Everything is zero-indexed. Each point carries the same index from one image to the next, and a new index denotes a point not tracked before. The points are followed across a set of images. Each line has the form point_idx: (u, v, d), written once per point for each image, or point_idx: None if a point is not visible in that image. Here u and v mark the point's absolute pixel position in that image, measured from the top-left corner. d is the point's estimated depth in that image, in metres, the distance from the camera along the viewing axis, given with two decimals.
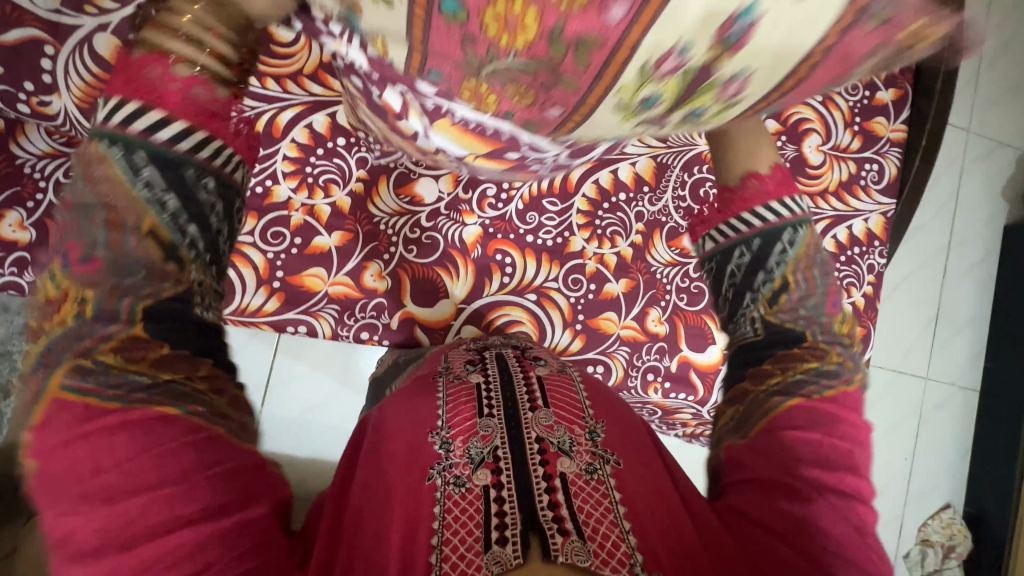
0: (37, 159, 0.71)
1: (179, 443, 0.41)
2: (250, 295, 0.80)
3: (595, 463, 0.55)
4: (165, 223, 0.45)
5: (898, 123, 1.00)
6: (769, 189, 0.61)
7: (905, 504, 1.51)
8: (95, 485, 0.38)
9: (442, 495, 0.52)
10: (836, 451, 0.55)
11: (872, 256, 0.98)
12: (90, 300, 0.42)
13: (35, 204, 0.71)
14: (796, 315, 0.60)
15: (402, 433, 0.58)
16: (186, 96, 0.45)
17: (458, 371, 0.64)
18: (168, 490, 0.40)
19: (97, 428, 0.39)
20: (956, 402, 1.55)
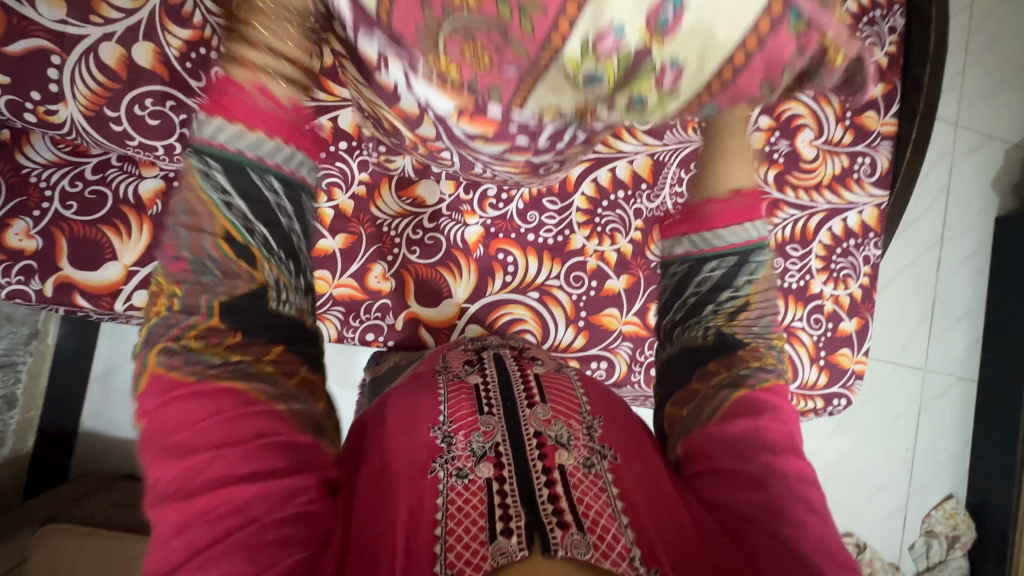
0: (42, 168, 0.73)
1: (239, 412, 0.46)
2: None
3: (593, 457, 0.55)
4: (237, 223, 0.48)
5: (888, 117, 1.02)
6: (742, 209, 0.60)
7: (907, 495, 1.52)
8: (177, 442, 0.44)
9: (446, 487, 0.51)
10: (781, 437, 0.57)
11: (867, 247, 1.00)
12: (179, 293, 0.47)
13: (41, 212, 0.72)
14: (748, 332, 0.62)
15: (401, 429, 0.58)
16: (247, 105, 0.47)
17: (457, 371, 0.64)
18: (228, 452, 0.45)
19: (178, 396, 0.45)
20: (954, 392, 1.56)
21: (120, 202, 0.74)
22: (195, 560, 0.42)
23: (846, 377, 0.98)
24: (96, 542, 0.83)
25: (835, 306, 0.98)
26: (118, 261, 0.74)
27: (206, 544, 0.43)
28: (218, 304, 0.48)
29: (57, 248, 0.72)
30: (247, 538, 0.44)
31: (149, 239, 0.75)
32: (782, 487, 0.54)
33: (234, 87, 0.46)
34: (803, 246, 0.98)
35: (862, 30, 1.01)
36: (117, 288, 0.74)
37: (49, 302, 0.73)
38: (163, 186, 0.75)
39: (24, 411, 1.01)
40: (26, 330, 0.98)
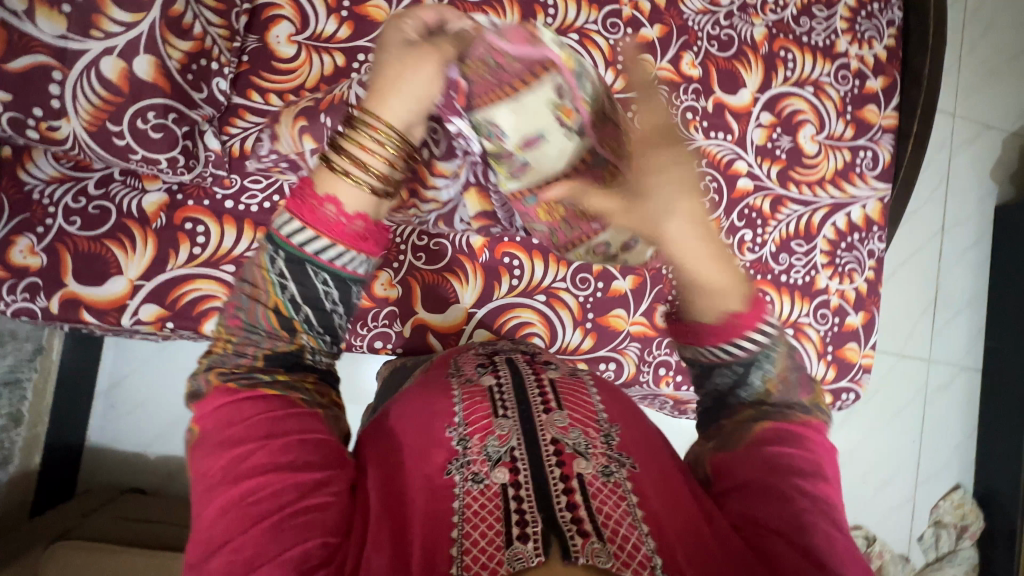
0: (45, 185, 0.72)
1: (285, 411, 0.52)
2: None
3: (611, 465, 0.54)
4: (287, 302, 0.53)
5: (889, 110, 1.02)
6: (731, 322, 0.59)
7: (915, 487, 1.52)
8: (232, 435, 0.50)
9: (461, 491, 0.51)
10: (810, 458, 0.57)
11: (872, 241, 1.00)
12: (232, 339, 0.54)
13: (45, 229, 0.71)
14: (778, 408, 0.60)
15: (416, 427, 0.58)
16: (320, 213, 0.52)
17: (472, 375, 0.64)
18: (271, 442, 0.50)
19: (238, 398, 0.52)
20: (959, 382, 1.56)
21: (124, 216, 0.74)
22: (244, 535, 0.46)
23: (855, 371, 0.98)
24: (105, 556, 0.81)
25: (842, 300, 0.98)
26: (124, 275, 0.74)
27: (246, 526, 0.47)
28: (263, 353, 0.54)
29: (61, 265, 0.72)
30: (276, 519, 0.47)
31: (154, 253, 0.74)
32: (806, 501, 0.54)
33: (317, 198, 0.52)
34: (808, 242, 0.98)
35: (860, 24, 1.01)
36: (123, 303, 0.74)
37: (55, 319, 0.73)
38: (167, 200, 0.75)
39: (30, 427, 1.00)
40: (31, 346, 0.97)
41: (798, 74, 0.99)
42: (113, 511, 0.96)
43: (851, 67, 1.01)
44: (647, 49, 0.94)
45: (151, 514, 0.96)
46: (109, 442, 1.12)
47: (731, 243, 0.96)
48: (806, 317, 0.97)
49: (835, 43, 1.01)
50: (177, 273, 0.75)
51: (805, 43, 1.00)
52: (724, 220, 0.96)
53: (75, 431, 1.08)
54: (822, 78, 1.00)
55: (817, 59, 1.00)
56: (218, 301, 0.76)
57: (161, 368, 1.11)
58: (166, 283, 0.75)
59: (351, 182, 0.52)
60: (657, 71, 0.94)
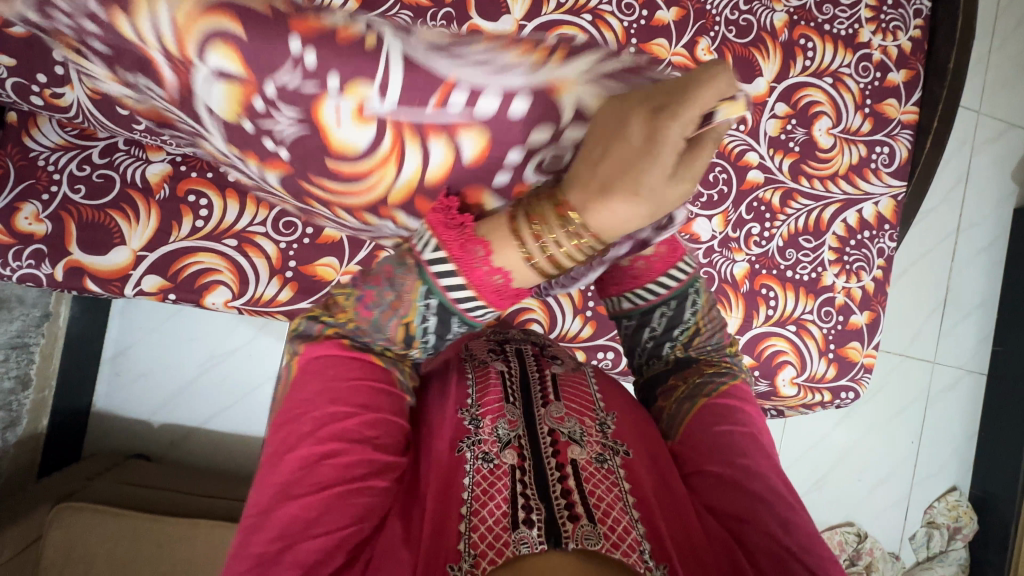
0: (49, 152, 0.72)
1: (384, 389, 0.55)
2: (263, 284, 0.78)
3: (606, 453, 0.55)
4: (415, 329, 0.56)
5: (910, 105, 0.99)
6: (670, 254, 0.67)
7: (911, 487, 1.52)
8: (336, 393, 0.53)
9: (471, 469, 0.52)
10: (750, 440, 0.59)
11: (882, 239, 0.98)
12: (351, 317, 0.56)
13: (50, 196, 0.72)
14: (703, 351, 0.67)
15: (432, 409, 0.59)
16: (489, 279, 0.53)
17: (483, 359, 0.64)
18: (363, 415, 0.53)
19: (349, 356, 0.55)
20: (962, 385, 1.55)
21: (128, 186, 0.74)
22: (314, 496, 0.48)
23: (856, 370, 0.97)
24: (106, 520, 0.83)
25: (848, 298, 0.97)
26: (127, 246, 0.74)
27: (317, 487, 0.49)
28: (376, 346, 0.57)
29: (66, 233, 0.72)
30: (344, 488, 0.49)
31: (157, 223, 0.75)
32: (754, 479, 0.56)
33: (484, 267, 0.53)
34: (816, 237, 0.96)
35: (885, 14, 0.98)
36: (126, 273, 0.74)
37: (59, 286, 0.73)
38: (170, 171, 0.75)
39: (38, 391, 1.02)
40: (38, 312, 0.98)
41: (817, 64, 0.96)
42: (116, 475, 0.97)
43: (872, 58, 0.98)
44: (661, 33, 0.91)
45: (150, 479, 0.98)
46: (114, 409, 1.14)
47: (738, 235, 0.94)
48: (810, 314, 0.96)
49: (858, 32, 0.97)
50: (180, 246, 0.75)
51: (826, 32, 0.96)
52: (731, 213, 0.94)
53: (82, 396, 1.11)
54: (842, 69, 0.97)
55: (838, 49, 0.97)
56: (220, 274, 0.76)
57: (167, 338, 1.13)
58: (170, 255, 0.75)
59: (524, 257, 0.53)
60: (671, 56, 0.92)
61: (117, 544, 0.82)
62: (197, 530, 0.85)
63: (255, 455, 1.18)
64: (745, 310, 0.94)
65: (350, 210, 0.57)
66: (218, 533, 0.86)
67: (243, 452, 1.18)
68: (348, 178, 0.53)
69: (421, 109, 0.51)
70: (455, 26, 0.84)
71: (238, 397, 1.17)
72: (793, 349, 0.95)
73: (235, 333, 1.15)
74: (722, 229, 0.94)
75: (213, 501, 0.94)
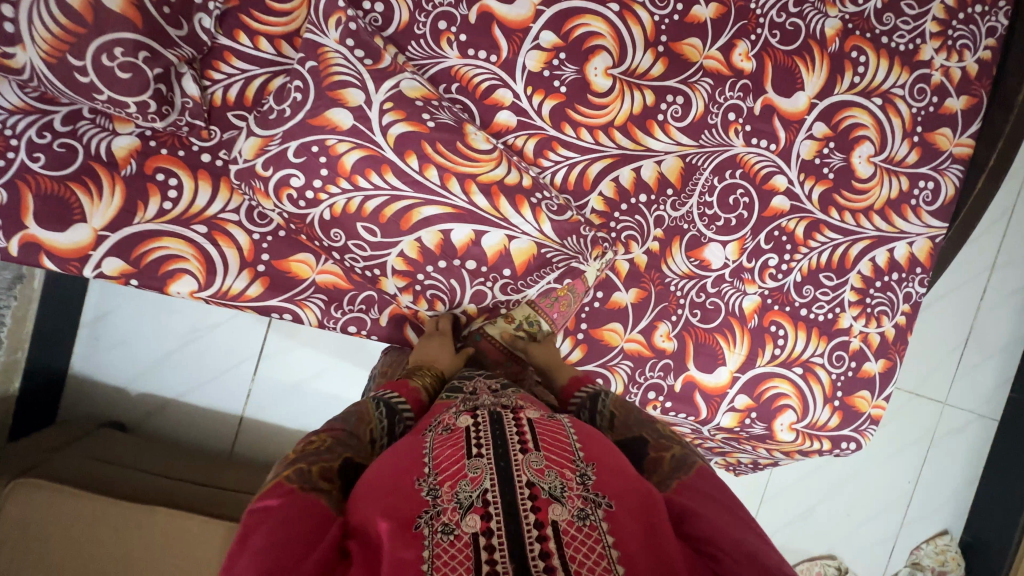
0: (8, 115, 0.67)
1: (317, 509, 0.51)
2: (231, 277, 0.73)
3: (587, 507, 0.49)
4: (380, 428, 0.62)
5: (965, 137, 0.89)
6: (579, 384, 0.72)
7: (900, 527, 1.47)
8: (271, 521, 0.49)
9: (430, 543, 0.46)
10: (715, 485, 0.57)
11: (911, 284, 0.90)
12: (323, 440, 0.58)
13: (7, 163, 0.67)
14: (639, 430, 0.65)
15: (390, 470, 0.53)
16: (408, 391, 0.67)
17: (448, 421, 0.58)
18: (288, 524, 0.49)
19: (288, 487, 0.52)
20: (972, 430, 1.47)
21: (91, 159, 0.68)
22: None
23: (861, 422, 0.90)
24: (64, 498, 0.82)
25: (863, 344, 0.89)
26: (87, 224, 0.69)
27: None
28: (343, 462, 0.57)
29: (22, 205, 0.67)
30: None
31: (121, 202, 0.69)
32: (740, 533, 0.51)
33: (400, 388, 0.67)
34: (838, 275, 0.88)
35: (954, 30, 0.87)
36: (86, 253, 0.69)
37: (14, 261, 0.68)
38: (139, 145, 0.70)
39: (10, 352, 0.99)
40: (9, 274, 0.94)
41: (868, 82, 0.86)
42: (86, 448, 0.96)
43: (931, 79, 0.87)
44: (695, 31, 0.82)
45: (121, 454, 0.97)
46: (91, 374, 1.12)
47: (752, 266, 0.87)
48: (819, 357, 0.88)
49: (919, 48, 0.87)
50: (144, 229, 0.70)
51: (884, 45, 0.86)
52: (749, 240, 0.86)
53: (59, 359, 1.09)
54: (895, 89, 0.87)
55: (893, 66, 0.86)
56: (185, 262, 0.71)
57: (148, 307, 1.10)
58: (132, 238, 0.70)
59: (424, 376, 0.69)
60: (704, 59, 0.83)
61: (74, 525, 0.81)
62: (155, 519, 0.83)
63: (230, 433, 1.15)
64: (750, 347, 0.87)
65: (443, 169, 0.70)
66: (178, 522, 0.84)
67: (218, 429, 1.15)
68: (461, 155, 0.71)
69: (532, 121, 0.80)
70: (464, 7, 0.76)
71: (215, 374, 1.14)
72: (796, 393, 0.88)
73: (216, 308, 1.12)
74: (736, 257, 0.86)
75: (178, 485, 0.92)
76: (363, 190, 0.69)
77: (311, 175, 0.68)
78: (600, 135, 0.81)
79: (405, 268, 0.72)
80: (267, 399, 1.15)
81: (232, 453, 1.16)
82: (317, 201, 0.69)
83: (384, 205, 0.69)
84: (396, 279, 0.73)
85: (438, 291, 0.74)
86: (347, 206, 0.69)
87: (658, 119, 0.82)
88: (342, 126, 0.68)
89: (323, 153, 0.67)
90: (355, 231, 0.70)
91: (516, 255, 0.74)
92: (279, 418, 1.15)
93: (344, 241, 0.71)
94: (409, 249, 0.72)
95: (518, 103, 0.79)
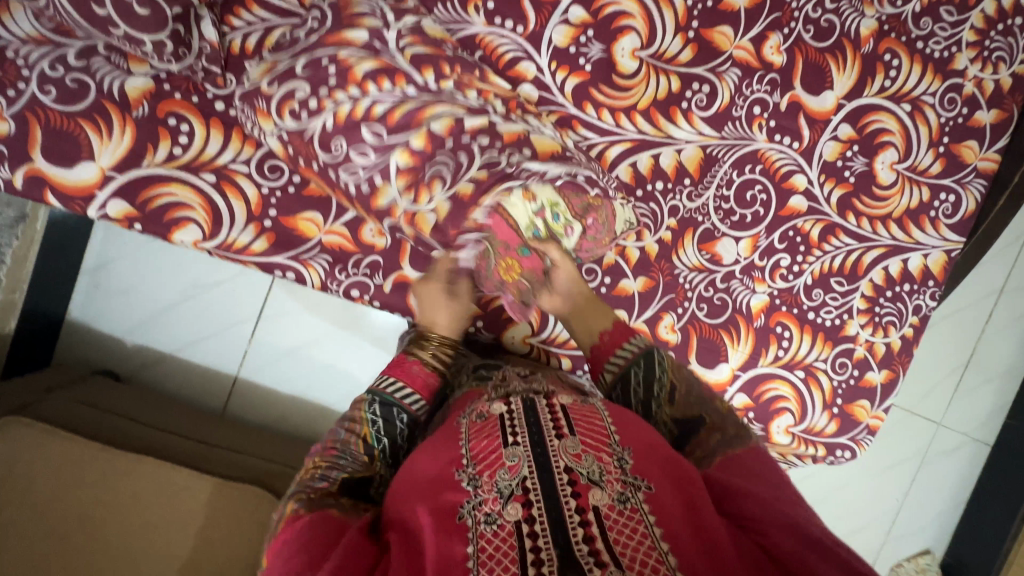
0: (20, 44, 0.65)
1: (326, 519, 0.56)
2: (237, 230, 0.72)
3: (627, 491, 0.52)
4: (373, 432, 0.67)
5: (991, 152, 0.87)
6: (613, 341, 0.73)
7: (883, 542, 1.47)
8: (292, 548, 0.53)
9: (475, 534, 0.49)
10: (759, 471, 0.61)
11: (922, 296, 0.88)
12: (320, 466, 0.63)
13: (17, 93, 0.65)
14: (691, 406, 0.68)
15: (431, 461, 0.57)
16: (412, 370, 0.73)
17: (482, 407, 0.62)
18: (308, 539, 0.53)
19: (298, 516, 0.56)
20: (964, 453, 1.46)
21: (103, 97, 0.67)
22: None
23: (858, 431, 0.89)
24: (56, 439, 0.83)
25: (868, 352, 0.88)
26: (95, 163, 0.67)
27: None
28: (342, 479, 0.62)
29: (30, 137, 0.66)
30: None
31: (131, 144, 0.68)
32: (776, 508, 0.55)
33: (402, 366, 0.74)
34: (849, 281, 0.87)
35: (991, 41, 0.85)
36: (91, 192, 0.68)
37: (19, 194, 0.67)
38: (153, 87, 0.68)
39: (8, 292, 0.97)
40: (12, 213, 0.92)
41: (898, 86, 0.84)
42: (77, 392, 0.95)
43: (963, 90, 0.85)
44: (728, 19, 0.80)
45: (114, 401, 0.96)
46: (90, 322, 1.12)
47: (763, 264, 0.85)
48: (822, 362, 0.87)
49: (954, 57, 0.85)
50: (153, 173, 0.69)
51: (918, 51, 0.84)
52: (762, 238, 0.85)
53: (56, 304, 1.08)
54: (925, 96, 0.85)
55: (926, 73, 0.84)
56: (191, 211, 0.70)
57: (149, 259, 1.09)
58: (140, 181, 0.69)
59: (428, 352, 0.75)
60: (734, 49, 0.81)
61: (63, 466, 0.81)
62: (141, 468, 0.84)
63: (224, 394, 1.15)
64: (754, 346, 0.86)
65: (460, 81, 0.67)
66: (165, 472, 0.84)
67: (211, 389, 1.15)
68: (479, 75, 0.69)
69: (552, 96, 0.78)
70: None
71: (212, 332, 1.13)
72: (795, 397, 0.87)
73: (219, 266, 1.10)
74: (747, 255, 0.85)
75: (168, 437, 0.93)
76: (373, 94, 0.61)
77: (318, 84, 0.61)
78: (621, 117, 0.80)
79: (409, 163, 0.62)
80: (262, 362, 1.14)
81: (224, 413, 1.16)
82: (320, 109, 0.61)
83: (394, 106, 0.62)
84: (400, 177, 0.62)
85: (447, 174, 0.62)
86: (354, 110, 0.61)
87: (682, 107, 0.81)
88: (356, 42, 0.62)
89: (333, 64, 0.61)
90: (359, 135, 0.61)
91: (539, 143, 0.66)
92: (274, 382, 1.15)
93: (347, 151, 0.62)
94: (417, 139, 0.62)
95: (541, 77, 0.78)
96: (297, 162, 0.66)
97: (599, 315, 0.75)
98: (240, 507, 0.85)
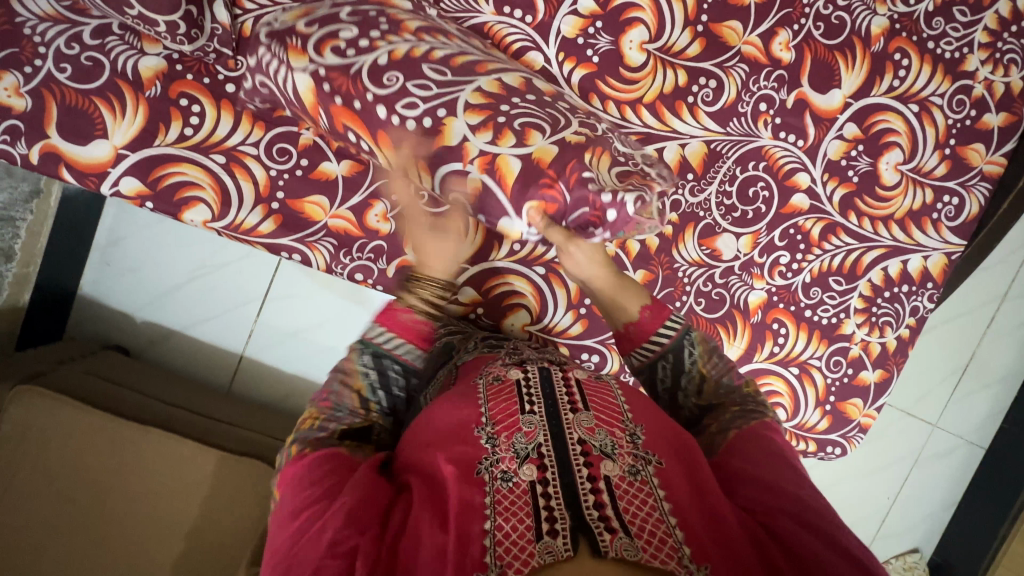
0: (38, 22, 0.67)
1: (335, 456, 0.61)
2: (245, 211, 0.73)
3: (637, 464, 0.55)
4: (366, 385, 0.70)
5: (997, 155, 0.87)
6: (648, 325, 0.71)
7: (873, 538, 1.49)
8: (304, 480, 0.59)
9: (492, 488, 0.53)
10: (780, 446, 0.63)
11: (919, 298, 0.89)
12: (320, 415, 0.66)
13: (33, 70, 0.67)
14: (718, 393, 0.71)
15: (451, 421, 0.60)
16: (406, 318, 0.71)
17: (498, 371, 0.66)
18: (319, 473, 0.59)
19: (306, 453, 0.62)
20: (959, 455, 1.47)
21: (117, 75, 0.68)
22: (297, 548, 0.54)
23: (849, 428, 0.91)
24: (63, 409, 0.85)
25: (863, 352, 0.89)
26: (108, 140, 0.69)
27: (297, 541, 0.54)
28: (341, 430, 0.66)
29: (46, 113, 0.67)
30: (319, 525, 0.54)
31: (143, 122, 0.69)
32: (789, 486, 0.58)
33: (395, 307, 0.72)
34: (848, 281, 0.87)
35: (1004, 43, 0.84)
36: (104, 170, 0.69)
37: (35, 169, 0.69)
38: (165, 68, 0.70)
39: (22, 266, 1.02)
40: (25, 187, 0.96)
41: (906, 87, 0.84)
42: (90, 365, 0.98)
43: (972, 92, 0.85)
44: (737, 14, 0.80)
45: (121, 373, 0.98)
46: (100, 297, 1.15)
47: (763, 261, 0.86)
48: (818, 360, 0.88)
49: (965, 58, 0.84)
50: (164, 152, 0.70)
51: (929, 51, 0.84)
52: (763, 236, 0.85)
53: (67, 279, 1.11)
54: (934, 97, 0.84)
55: (936, 74, 0.84)
56: (200, 191, 0.72)
57: (159, 237, 1.11)
58: (152, 159, 0.70)
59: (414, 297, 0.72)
60: (742, 44, 0.81)
61: (72, 435, 0.84)
62: (144, 440, 0.86)
63: (228, 372, 1.18)
64: (749, 341, 0.87)
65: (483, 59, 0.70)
66: (167, 445, 0.86)
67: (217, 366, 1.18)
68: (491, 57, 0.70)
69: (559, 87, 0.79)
70: None
71: (219, 311, 1.15)
72: (788, 392, 0.89)
73: (226, 247, 1.12)
74: (747, 251, 0.86)
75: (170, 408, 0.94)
76: (429, 42, 0.65)
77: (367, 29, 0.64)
78: (627, 110, 0.80)
79: (482, 102, 0.62)
80: (267, 342, 1.16)
81: (230, 389, 1.19)
82: (372, 48, 0.63)
83: (451, 56, 0.64)
84: (472, 114, 0.61)
85: (537, 121, 0.63)
86: (412, 51, 0.63)
87: (687, 101, 0.81)
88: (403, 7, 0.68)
89: (383, 16, 0.66)
90: (418, 73, 0.63)
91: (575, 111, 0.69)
92: (277, 361, 1.17)
93: (403, 83, 0.62)
94: (488, 86, 0.63)
95: (548, 67, 0.78)
96: (335, 100, 0.64)
97: (632, 296, 0.73)
98: (241, 482, 0.87)
